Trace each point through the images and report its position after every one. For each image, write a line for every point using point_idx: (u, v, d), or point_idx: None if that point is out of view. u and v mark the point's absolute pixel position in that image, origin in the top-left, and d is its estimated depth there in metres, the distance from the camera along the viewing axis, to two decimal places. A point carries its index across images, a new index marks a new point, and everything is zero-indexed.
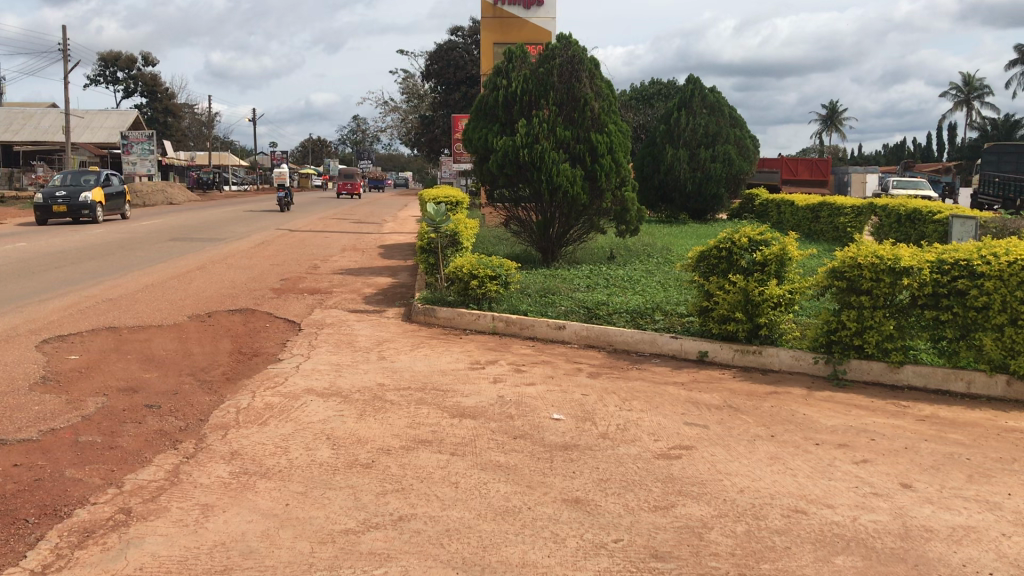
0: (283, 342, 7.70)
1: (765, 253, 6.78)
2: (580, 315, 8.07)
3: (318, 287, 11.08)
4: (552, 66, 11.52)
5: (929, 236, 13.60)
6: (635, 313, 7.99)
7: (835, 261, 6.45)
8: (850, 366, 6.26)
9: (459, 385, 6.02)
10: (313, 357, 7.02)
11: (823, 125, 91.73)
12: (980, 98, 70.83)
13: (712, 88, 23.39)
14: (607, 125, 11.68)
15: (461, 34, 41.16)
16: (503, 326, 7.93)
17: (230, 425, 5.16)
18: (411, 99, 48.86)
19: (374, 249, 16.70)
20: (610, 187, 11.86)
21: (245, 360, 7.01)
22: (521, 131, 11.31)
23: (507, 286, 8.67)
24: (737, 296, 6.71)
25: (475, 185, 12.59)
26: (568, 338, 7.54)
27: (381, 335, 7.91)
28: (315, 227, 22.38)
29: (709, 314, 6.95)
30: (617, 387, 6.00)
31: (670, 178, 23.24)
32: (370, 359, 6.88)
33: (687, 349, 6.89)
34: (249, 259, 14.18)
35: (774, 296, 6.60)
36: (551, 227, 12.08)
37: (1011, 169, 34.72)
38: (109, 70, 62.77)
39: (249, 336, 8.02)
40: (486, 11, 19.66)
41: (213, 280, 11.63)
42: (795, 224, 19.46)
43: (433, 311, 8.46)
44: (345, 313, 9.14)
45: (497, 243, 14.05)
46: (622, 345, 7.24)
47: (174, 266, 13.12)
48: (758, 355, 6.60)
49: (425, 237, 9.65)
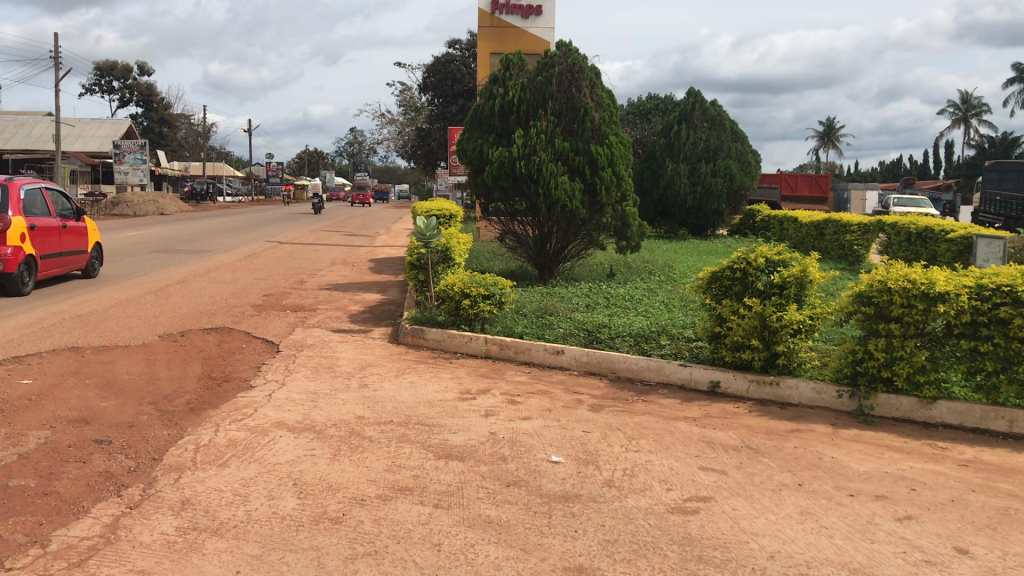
0: (258, 366, 7.10)
1: (783, 275, 6.18)
2: (580, 338, 7.49)
3: (302, 304, 10.49)
4: (551, 74, 10.97)
5: (942, 256, 13.10)
6: (639, 337, 7.43)
7: (861, 285, 5.87)
8: (877, 401, 5.70)
9: (447, 419, 5.43)
10: (288, 384, 6.41)
11: (821, 142, 91.46)
12: (978, 115, 70.62)
13: (713, 101, 22.89)
14: (608, 136, 11.14)
15: (459, 47, 40.63)
16: (496, 350, 7.36)
17: (185, 466, 4.56)
18: (407, 111, 48.35)
19: (364, 263, 16.11)
20: (610, 201, 11.33)
21: (215, 386, 6.41)
22: (519, 141, 10.74)
23: (501, 307, 8.10)
24: (753, 321, 6.13)
25: (469, 198, 12.02)
26: (566, 364, 6.97)
27: (365, 359, 7.31)
28: (306, 239, 21.78)
29: (721, 340, 6.36)
30: (623, 422, 5.41)
31: (670, 193, 22.73)
32: (350, 387, 6.27)
33: (698, 379, 6.32)
34: (233, 272, 13.60)
35: (794, 322, 6.02)
36: (549, 242, 11.53)
37: (1012, 186, 34.33)
38: (104, 79, 62.21)
39: (222, 359, 7.43)
40: (483, 20, 19.17)
41: (192, 295, 11.01)
42: (799, 241, 18.93)
43: (421, 332, 7.87)
44: (328, 334, 8.54)
45: (492, 258, 13.48)
46: (626, 373, 6.67)
47: (153, 280, 12.45)
48: (775, 387, 6.03)
49: (414, 252, 9.04)
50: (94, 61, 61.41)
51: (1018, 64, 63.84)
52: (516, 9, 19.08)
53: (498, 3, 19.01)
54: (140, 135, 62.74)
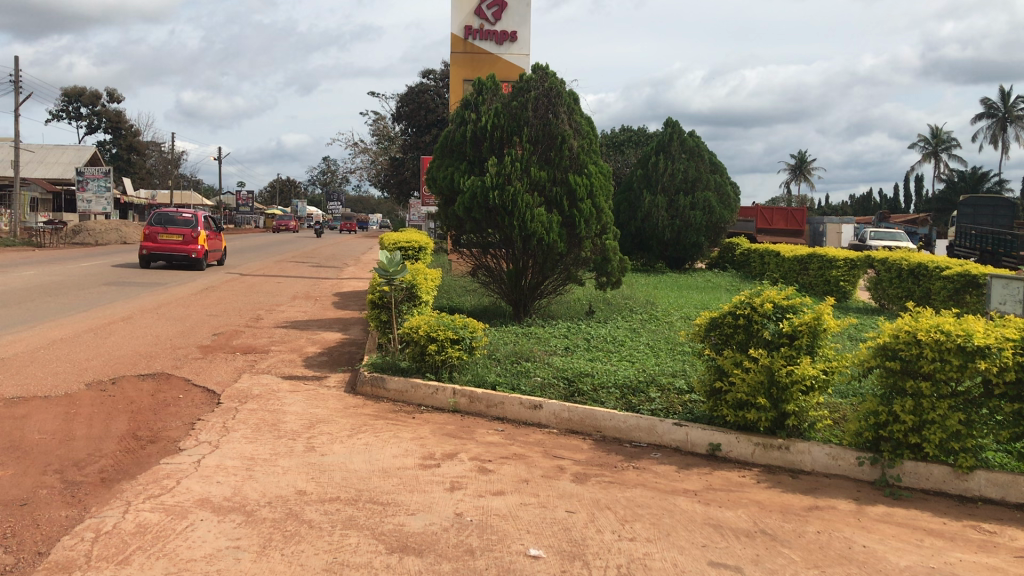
0: (193, 422, 6.22)
1: (794, 322, 5.36)
2: (559, 388, 6.69)
3: (254, 344, 9.62)
4: (527, 99, 10.24)
5: (937, 294, 12.50)
6: (627, 389, 6.63)
7: (885, 335, 5.11)
8: (904, 470, 4.94)
9: (405, 495, 4.59)
10: (223, 447, 5.54)
11: (793, 175, 91.98)
12: (947, 150, 71.22)
13: (690, 132, 22.36)
14: (587, 165, 10.41)
15: (433, 77, 40.10)
16: (466, 403, 6.53)
17: (74, 565, 3.67)
18: (381, 141, 47.73)
19: (328, 297, 15.26)
20: (590, 235, 10.60)
21: (138, 449, 5.52)
22: (491, 169, 9.96)
23: (472, 352, 7.27)
24: (760, 376, 5.33)
25: (438, 230, 11.23)
26: (545, 420, 6.18)
27: (315, 413, 6.46)
28: (270, 271, 20.86)
29: (722, 396, 5.59)
30: (613, 499, 4.61)
31: (647, 226, 22.06)
32: (295, 452, 5.41)
33: (695, 441, 5.55)
34: (185, 308, 12.68)
35: (807, 377, 5.24)
36: (524, 278, 10.73)
37: (987, 222, 34.23)
38: (73, 105, 60.94)
39: (153, 413, 6.53)
40: (456, 46, 18.50)
41: (134, 335, 10.10)
42: (781, 276, 18.32)
43: (381, 381, 7.03)
44: (277, 381, 7.67)
45: (464, 294, 12.70)
46: (612, 433, 5.89)
47: (94, 317, 11.50)
48: (785, 452, 5.27)
49: (376, 290, 8.20)
50: (63, 88, 60.20)
51: (986, 101, 64.37)
52: (490, 34, 18.41)
53: (471, 30, 18.30)
54: (107, 162, 61.53)
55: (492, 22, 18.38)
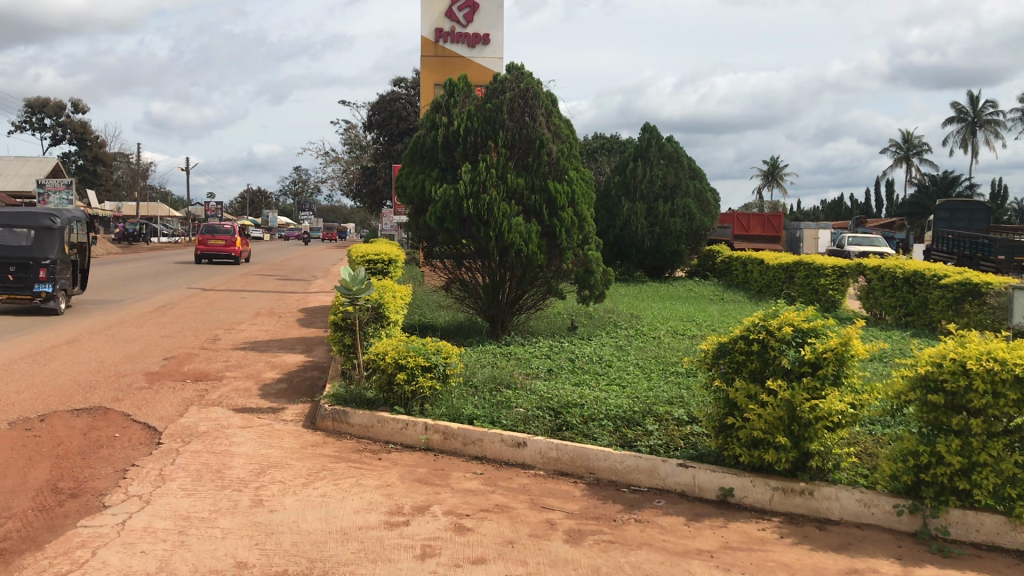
0: (125, 469, 5.39)
1: (818, 347, 4.64)
2: (545, 419, 5.95)
3: (207, 369, 8.82)
4: (501, 101, 9.49)
5: (935, 304, 11.90)
6: (621, 419, 5.91)
7: (924, 363, 4.42)
8: (950, 520, 4.25)
9: (366, 566, 3.82)
10: (155, 501, 4.73)
11: (765, 181, 92.15)
12: (918, 154, 71.38)
13: (669, 137, 21.79)
14: (567, 171, 9.69)
15: (404, 85, 39.22)
16: (439, 441, 5.77)
17: None
18: (352, 150, 46.83)
19: (293, 313, 14.48)
20: (571, 246, 9.88)
21: (54, 506, 4.69)
22: (465, 177, 9.21)
23: (447, 381, 6.50)
24: (780, 412, 4.60)
25: (408, 242, 10.47)
26: (529, 460, 5.44)
27: (268, 454, 5.68)
28: (234, 285, 19.98)
29: (733, 432, 4.87)
30: (615, 566, 3.85)
31: (626, 233, 21.41)
32: (240, 508, 4.62)
33: (703, 485, 4.84)
34: (138, 328, 11.84)
35: (833, 412, 4.54)
36: (500, 292, 9.99)
37: (963, 226, 33.89)
38: (36, 116, 59.44)
39: (80, 457, 5.69)
40: (427, 49, 17.76)
41: (78, 359, 9.26)
42: (766, 284, 17.72)
43: (345, 415, 6.25)
44: (228, 414, 6.88)
45: (436, 310, 11.96)
46: (607, 475, 5.16)
47: (36, 339, 10.63)
48: (808, 498, 4.58)
49: (338, 310, 7.41)
50: (27, 98, 58.52)
51: (955, 105, 64.55)
52: (462, 36, 17.64)
53: (442, 32, 17.65)
54: (71, 173, 60.05)
55: (463, 24, 17.57)
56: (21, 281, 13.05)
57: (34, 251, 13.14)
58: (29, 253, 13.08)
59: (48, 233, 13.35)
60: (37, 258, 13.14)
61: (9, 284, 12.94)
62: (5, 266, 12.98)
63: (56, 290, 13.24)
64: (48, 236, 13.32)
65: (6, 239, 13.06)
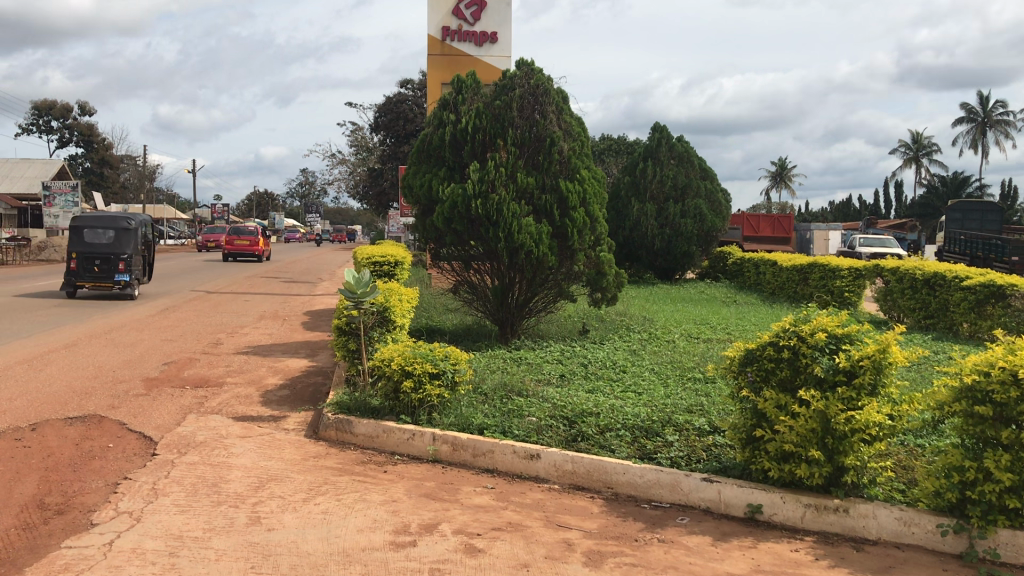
0: (117, 483, 5.11)
1: (854, 354, 4.33)
2: (560, 428, 5.65)
3: (207, 375, 8.56)
4: (511, 98, 9.20)
5: (957, 307, 11.56)
6: (641, 429, 5.60)
7: (969, 372, 4.11)
8: (999, 541, 3.95)
9: None
10: (147, 519, 4.44)
11: (773, 182, 91.68)
12: (928, 155, 70.85)
13: (679, 137, 21.50)
14: (579, 170, 9.39)
15: (411, 87, 38.96)
16: (448, 452, 5.48)
17: None
18: (359, 152, 46.58)
19: (298, 316, 14.23)
20: (583, 247, 9.58)
21: (39, 524, 4.40)
22: (473, 176, 8.92)
23: (456, 388, 6.21)
24: (812, 424, 4.30)
25: (415, 244, 10.19)
26: (543, 473, 5.15)
27: (268, 466, 5.40)
28: (239, 288, 19.73)
29: (762, 444, 4.57)
30: None
31: (636, 235, 21.11)
32: (235, 526, 4.33)
33: (729, 501, 4.54)
34: (138, 332, 11.57)
35: (871, 424, 4.23)
36: (510, 295, 9.70)
37: (976, 226, 33.41)
38: (43, 119, 59.34)
39: (71, 469, 5.41)
40: (433, 48, 17.49)
41: (75, 365, 9.01)
42: (779, 286, 17.39)
43: (349, 425, 5.98)
44: (227, 423, 6.60)
45: (443, 313, 11.68)
46: (626, 490, 4.86)
47: (34, 344, 10.37)
48: (844, 515, 4.27)
49: (343, 315, 7.12)
50: (33, 100, 58.50)
51: (965, 105, 64.04)
52: (469, 35, 17.38)
53: (448, 30, 17.39)
54: (78, 175, 60.04)
55: (471, 22, 17.38)
56: (104, 271, 16.08)
57: (113, 247, 16.15)
58: (110, 248, 16.08)
59: (124, 233, 16.32)
60: (116, 253, 16.16)
61: (94, 274, 15.97)
62: (91, 259, 16.03)
63: (132, 278, 16.22)
64: (125, 235, 16.30)
65: (92, 238, 16.05)
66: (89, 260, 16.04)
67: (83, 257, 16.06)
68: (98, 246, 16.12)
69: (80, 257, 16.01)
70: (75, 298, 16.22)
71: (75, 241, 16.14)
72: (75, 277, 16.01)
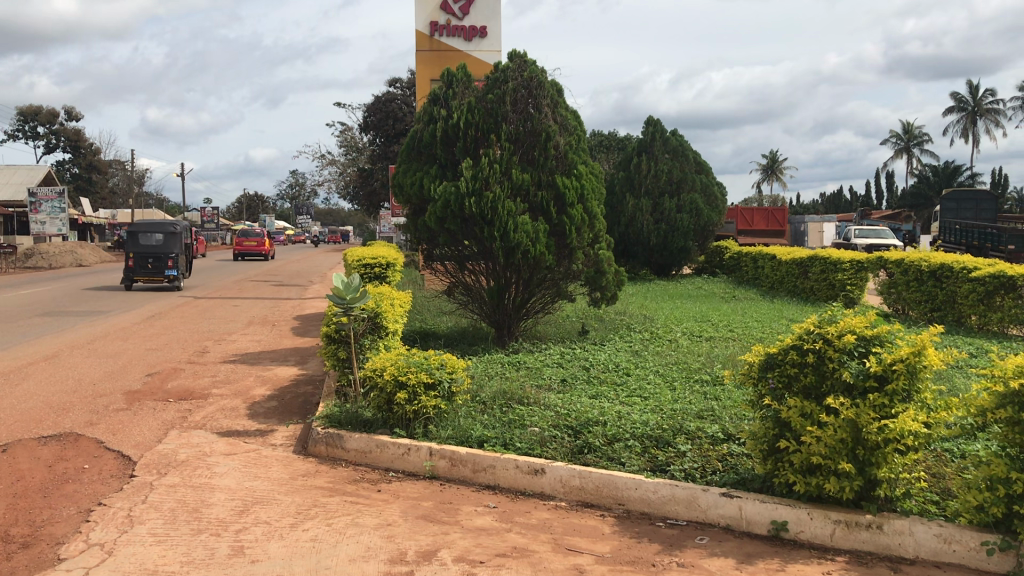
0: (90, 510, 4.74)
1: (887, 357, 3.99)
2: (565, 440, 5.30)
3: (192, 386, 8.20)
4: (504, 91, 8.83)
5: (964, 299, 11.28)
6: (652, 438, 5.25)
7: (1014, 375, 3.77)
8: None
9: None
10: (119, 553, 4.06)
11: (764, 174, 91.59)
12: (919, 145, 70.71)
13: (673, 130, 21.15)
14: (576, 165, 9.03)
15: (399, 85, 38.54)
16: (446, 467, 5.13)
17: None
18: (349, 152, 46.13)
19: (288, 321, 13.88)
20: (581, 245, 9.24)
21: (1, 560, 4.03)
22: (466, 173, 8.56)
23: (453, 399, 5.85)
24: (842, 434, 3.96)
25: (407, 245, 9.84)
26: (549, 489, 4.79)
27: (253, 487, 5.04)
28: (227, 292, 19.35)
29: (785, 455, 4.22)
30: None
31: (631, 231, 20.77)
32: (216, 559, 3.96)
33: (751, 518, 4.20)
34: (122, 341, 11.20)
35: (907, 433, 3.89)
36: (506, 296, 9.35)
37: (970, 215, 33.17)
38: (29, 125, 58.72)
39: (41, 495, 5.04)
40: (422, 43, 17.07)
41: (54, 378, 8.63)
42: (778, 280, 17.10)
43: (340, 439, 5.62)
44: (212, 438, 6.24)
45: (437, 315, 11.34)
46: (638, 507, 4.52)
47: (12, 356, 9.98)
48: (877, 532, 3.94)
49: (331, 322, 6.76)
50: (19, 106, 57.91)
51: (955, 94, 63.90)
52: (458, 30, 17.04)
53: (437, 25, 16.95)
54: (66, 181, 59.54)
55: (459, 17, 17.03)
56: (156, 268, 19.34)
57: (164, 248, 19.44)
58: (161, 249, 19.31)
59: (171, 236, 19.60)
60: (166, 252, 19.42)
61: (148, 271, 19.20)
62: (146, 257, 19.31)
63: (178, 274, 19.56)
64: (172, 238, 19.60)
65: (146, 241, 19.37)
66: (144, 259, 19.29)
67: (138, 256, 19.32)
68: (151, 247, 19.43)
69: (136, 257, 19.27)
70: (130, 290, 19.48)
71: (133, 243, 19.43)
72: (131, 273, 19.25)
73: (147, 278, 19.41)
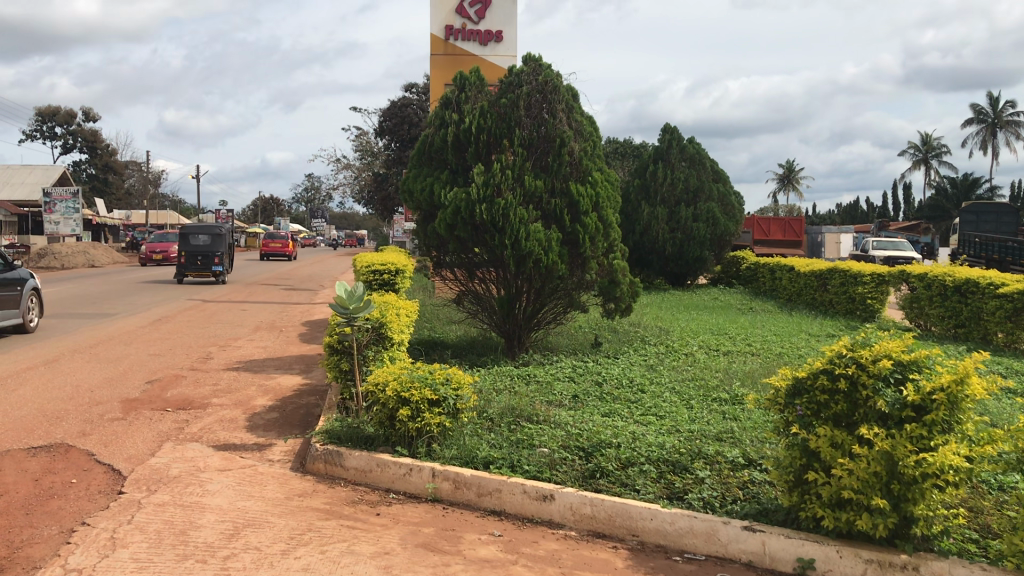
0: (71, 530, 4.48)
1: (926, 385, 3.68)
2: (576, 463, 5.00)
3: (192, 395, 7.95)
4: (518, 95, 8.56)
5: (990, 315, 10.94)
6: (668, 463, 4.94)
7: None
8: None
9: None
10: None
11: (780, 184, 90.98)
12: (937, 156, 70.03)
13: (690, 138, 20.85)
14: (590, 172, 8.75)
15: (415, 91, 38.43)
16: (449, 490, 4.85)
17: None
18: (364, 156, 45.99)
19: (296, 327, 13.65)
20: (595, 255, 8.93)
21: None
22: (478, 179, 8.28)
23: (458, 416, 5.57)
24: (875, 467, 3.65)
25: (416, 252, 9.57)
26: (558, 517, 4.50)
27: (246, 507, 4.77)
28: (237, 297, 19.14)
29: (813, 487, 3.92)
30: None
31: (646, 239, 20.44)
32: None
33: (776, 555, 3.91)
34: (126, 346, 10.98)
35: (947, 468, 3.58)
36: (517, 306, 9.07)
37: (990, 228, 32.67)
38: (46, 126, 58.89)
39: (23, 512, 4.78)
40: (437, 47, 16.94)
41: (53, 383, 8.41)
42: (796, 292, 16.74)
43: (339, 457, 5.35)
44: (207, 452, 5.98)
45: (446, 324, 11.08)
46: (653, 539, 4.23)
47: (12, 360, 9.77)
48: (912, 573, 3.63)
49: (333, 331, 6.51)
50: (37, 106, 58.12)
51: (975, 105, 63.27)
52: (474, 34, 16.77)
53: (453, 29, 16.76)
54: (82, 182, 59.67)
55: (475, 20, 16.67)
56: (204, 265, 21.10)
57: (212, 247, 21.17)
58: (208, 248, 21.06)
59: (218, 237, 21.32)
60: (213, 251, 21.14)
61: (197, 268, 21.00)
62: (196, 257, 21.09)
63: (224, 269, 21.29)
64: (218, 237, 21.34)
65: (195, 241, 21.14)
66: (193, 257, 21.08)
67: (188, 254, 21.10)
68: (199, 246, 21.20)
69: (186, 255, 21.02)
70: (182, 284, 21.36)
71: (182, 243, 21.22)
72: (182, 270, 21.02)
73: (197, 274, 21.23)
